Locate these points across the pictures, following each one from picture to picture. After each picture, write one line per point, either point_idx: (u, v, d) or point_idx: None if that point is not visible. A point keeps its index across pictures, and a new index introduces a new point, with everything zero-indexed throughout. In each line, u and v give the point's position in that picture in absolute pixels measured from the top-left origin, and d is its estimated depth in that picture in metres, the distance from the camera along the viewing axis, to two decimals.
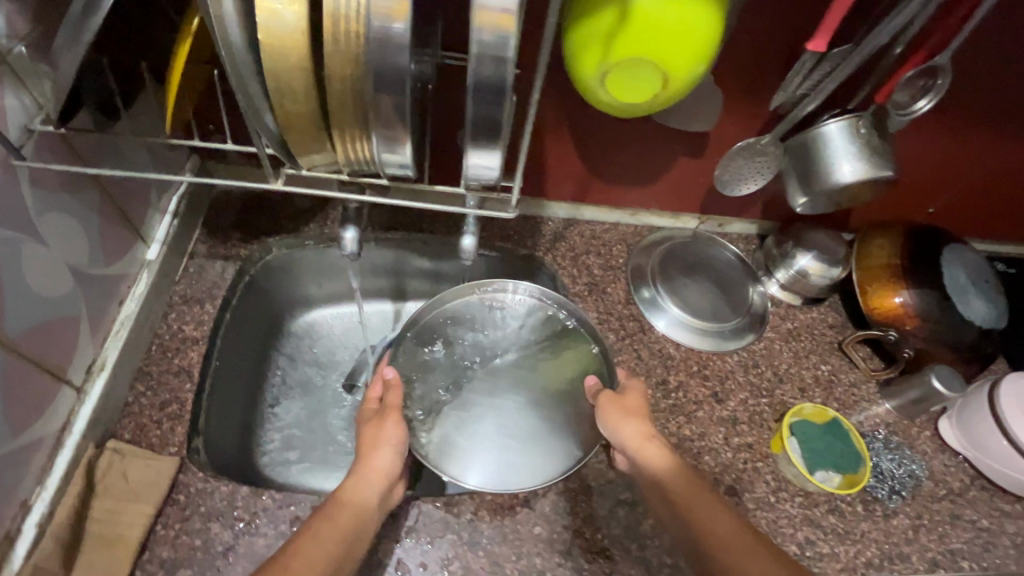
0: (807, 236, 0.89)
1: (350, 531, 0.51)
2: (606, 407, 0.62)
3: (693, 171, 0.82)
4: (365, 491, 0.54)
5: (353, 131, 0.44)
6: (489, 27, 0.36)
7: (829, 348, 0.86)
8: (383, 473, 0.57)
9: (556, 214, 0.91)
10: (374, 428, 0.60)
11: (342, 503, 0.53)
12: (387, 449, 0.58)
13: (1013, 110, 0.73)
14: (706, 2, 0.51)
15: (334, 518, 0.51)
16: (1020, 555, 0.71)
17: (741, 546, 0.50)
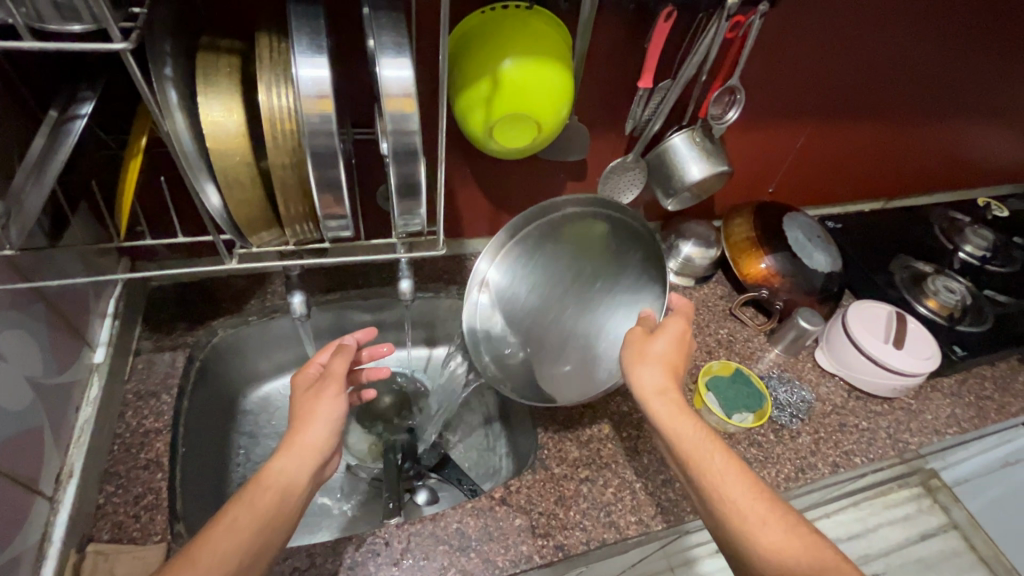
0: (684, 228, 1.07)
1: (271, 509, 0.56)
2: (636, 352, 0.69)
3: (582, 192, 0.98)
4: (294, 470, 0.60)
5: (297, 207, 0.53)
6: (396, 106, 0.47)
7: (723, 315, 1.04)
8: (314, 448, 0.63)
9: (477, 250, 1.04)
10: (311, 402, 0.66)
11: (268, 485, 0.58)
12: (320, 424, 0.64)
13: (795, 107, 0.98)
14: (556, 62, 0.65)
15: (257, 496, 0.56)
16: (896, 442, 0.90)
17: (739, 492, 0.58)
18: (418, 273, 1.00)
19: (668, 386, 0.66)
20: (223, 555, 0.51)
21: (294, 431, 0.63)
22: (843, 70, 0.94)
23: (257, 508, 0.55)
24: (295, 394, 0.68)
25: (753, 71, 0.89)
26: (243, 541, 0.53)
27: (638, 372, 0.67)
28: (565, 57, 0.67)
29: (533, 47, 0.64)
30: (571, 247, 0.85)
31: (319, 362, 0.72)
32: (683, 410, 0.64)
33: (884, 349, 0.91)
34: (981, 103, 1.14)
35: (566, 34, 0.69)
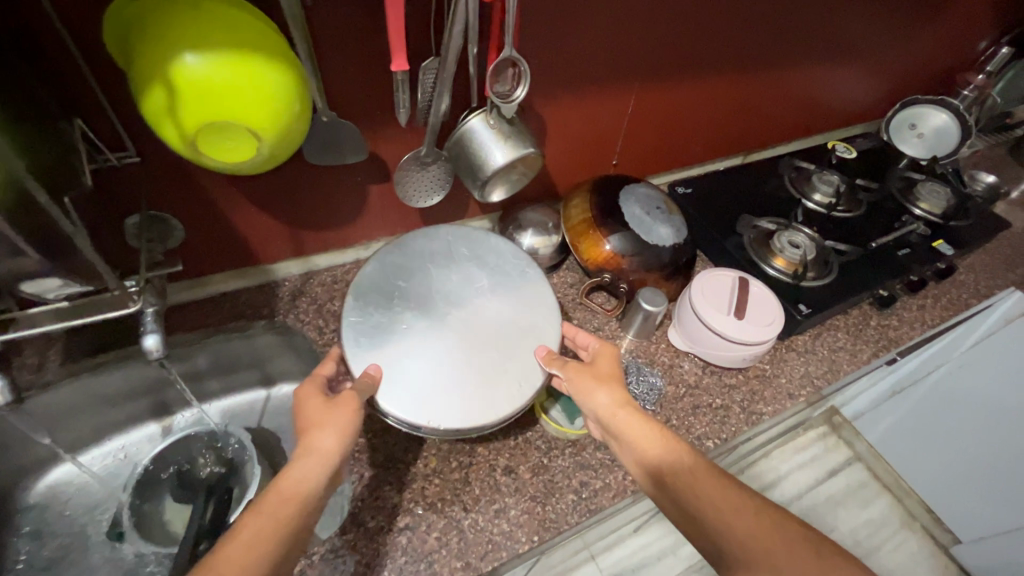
0: (522, 218, 0.99)
1: (293, 513, 0.55)
2: (581, 391, 0.71)
3: (390, 194, 0.87)
4: (312, 478, 0.58)
5: None
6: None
7: (572, 305, 0.97)
8: (328, 455, 0.60)
9: (289, 273, 0.92)
10: (325, 411, 0.63)
11: (284, 494, 0.56)
12: (330, 432, 0.61)
13: (612, 72, 0.90)
14: (258, 55, 0.53)
15: (275, 505, 0.55)
16: (749, 415, 0.86)
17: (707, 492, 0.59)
18: (218, 311, 0.87)
19: (619, 407, 0.69)
20: (249, 558, 0.50)
21: (305, 441, 0.60)
22: (652, 27, 0.87)
23: (279, 514, 0.54)
24: (308, 399, 0.65)
25: (547, 38, 0.79)
26: (263, 552, 0.51)
27: (588, 404, 0.71)
28: (273, 46, 0.55)
29: (213, 36, 0.51)
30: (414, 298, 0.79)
31: (325, 373, 0.70)
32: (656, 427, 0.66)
33: (728, 321, 0.86)
34: (806, 48, 1.12)
35: (270, 21, 0.56)
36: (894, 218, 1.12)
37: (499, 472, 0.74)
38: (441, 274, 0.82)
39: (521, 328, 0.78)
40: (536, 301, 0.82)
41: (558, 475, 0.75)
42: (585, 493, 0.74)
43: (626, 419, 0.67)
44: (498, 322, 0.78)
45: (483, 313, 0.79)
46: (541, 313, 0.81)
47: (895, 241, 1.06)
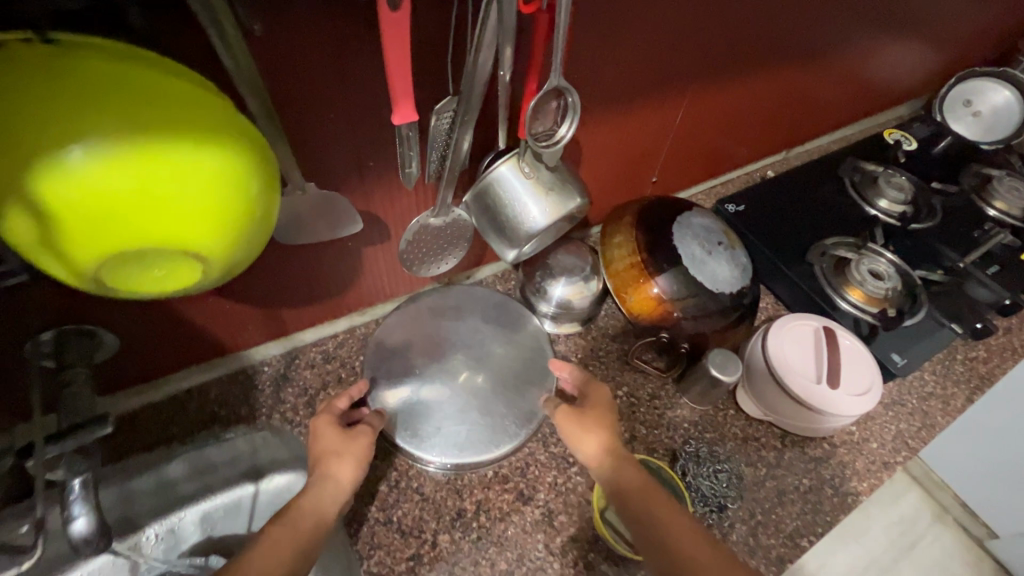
0: (551, 262, 0.80)
1: (308, 534, 0.50)
2: (571, 440, 0.62)
3: (391, 256, 0.68)
4: (328, 501, 0.53)
5: None
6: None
7: (619, 366, 0.80)
8: (343, 487, 0.55)
9: (270, 354, 0.73)
10: (344, 436, 0.59)
11: (303, 508, 0.51)
12: (351, 461, 0.57)
13: (663, 80, 0.71)
14: (191, 146, 0.33)
15: (294, 520, 0.50)
16: (844, 498, 0.71)
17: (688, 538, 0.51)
18: (179, 416, 0.68)
19: (607, 459, 0.59)
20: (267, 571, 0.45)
21: (323, 464, 0.56)
22: (713, 17, 0.67)
23: (293, 535, 0.49)
24: (325, 429, 0.60)
25: (591, 50, 0.60)
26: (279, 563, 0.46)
27: (578, 454, 0.61)
28: (219, 124, 0.35)
29: (91, 121, 0.30)
30: (420, 342, 0.74)
31: (339, 407, 0.64)
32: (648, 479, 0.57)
33: (818, 388, 0.70)
34: (873, 22, 0.92)
35: (189, 70, 0.35)
36: (973, 226, 0.97)
37: None
38: (443, 322, 0.76)
39: (522, 372, 0.74)
40: (535, 353, 0.76)
41: None
42: None
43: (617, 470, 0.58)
44: (508, 374, 0.74)
45: (484, 362, 0.74)
46: (540, 365, 0.75)
47: (982, 258, 0.91)
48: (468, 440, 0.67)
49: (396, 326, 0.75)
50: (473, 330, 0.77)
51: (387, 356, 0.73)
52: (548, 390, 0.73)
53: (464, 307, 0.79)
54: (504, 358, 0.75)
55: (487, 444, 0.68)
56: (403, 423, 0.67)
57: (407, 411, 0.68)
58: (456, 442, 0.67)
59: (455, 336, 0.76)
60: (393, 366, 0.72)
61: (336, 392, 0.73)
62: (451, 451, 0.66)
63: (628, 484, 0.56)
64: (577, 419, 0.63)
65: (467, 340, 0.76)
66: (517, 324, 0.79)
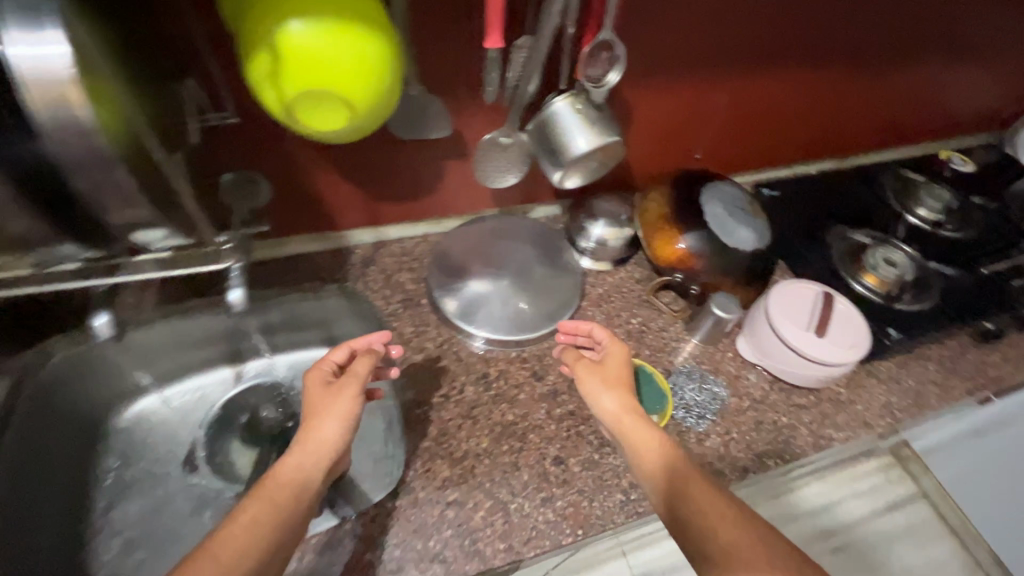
0: (595, 206, 0.96)
1: (288, 502, 0.55)
2: (592, 394, 0.70)
3: (467, 172, 0.87)
4: (305, 467, 0.58)
5: None
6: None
7: (637, 302, 0.94)
8: (328, 445, 0.60)
9: (362, 241, 0.94)
10: (329, 399, 0.63)
11: (282, 479, 0.56)
12: (334, 420, 0.61)
13: (709, 62, 0.85)
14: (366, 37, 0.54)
15: (272, 493, 0.55)
16: (817, 439, 0.80)
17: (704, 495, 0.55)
18: (292, 271, 0.90)
19: (625, 414, 0.66)
20: (244, 542, 0.50)
21: (309, 427, 0.60)
22: (757, 13, 0.81)
23: (273, 504, 0.54)
24: (312, 389, 0.65)
25: (645, 24, 0.76)
26: (261, 535, 0.51)
27: (594, 408, 0.69)
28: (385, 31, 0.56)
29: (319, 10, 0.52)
30: (477, 251, 0.93)
31: (332, 361, 0.69)
32: (663, 441, 0.62)
33: (807, 337, 0.80)
34: (932, 43, 1.00)
35: None
36: (1009, 243, 1.01)
37: (548, 461, 0.74)
38: (497, 240, 0.95)
39: (553, 286, 0.91)
40: (567, 277, 0.93)
41: (606, 473, 0.74)
42: (633, 496, 0.72)
43: (633, 427, 0.64)
44: (542, 287, 0.91)
45: (524, 275, 0.92)
46: (569, 286, 0.92)
47: (1011, 269, 0.97)
48: (502, 323, 0.85)
49: (460, 235, 0.95)
50: (520, 249, 0.95)
51: (450, 255, 0.92)
52: (573, 306, 0.90)
53: (516, 231, 0.96)
54: (542, 276, 0.92)
55: (516, 329, 0.85)
56: (454, 301, 0.87)
57: (458, 296, 0.88)
58: (493, 322, 0.85)
59: (504, 252, 0.94)
60: (453, 263, 0.92)
61: (406, 276, 0.92)
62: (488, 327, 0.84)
63: (639, 445, 0.62)
64: (598, 373, 0.71)
65: (514, 256, 0.94)
66: (555, 252, 0.96)
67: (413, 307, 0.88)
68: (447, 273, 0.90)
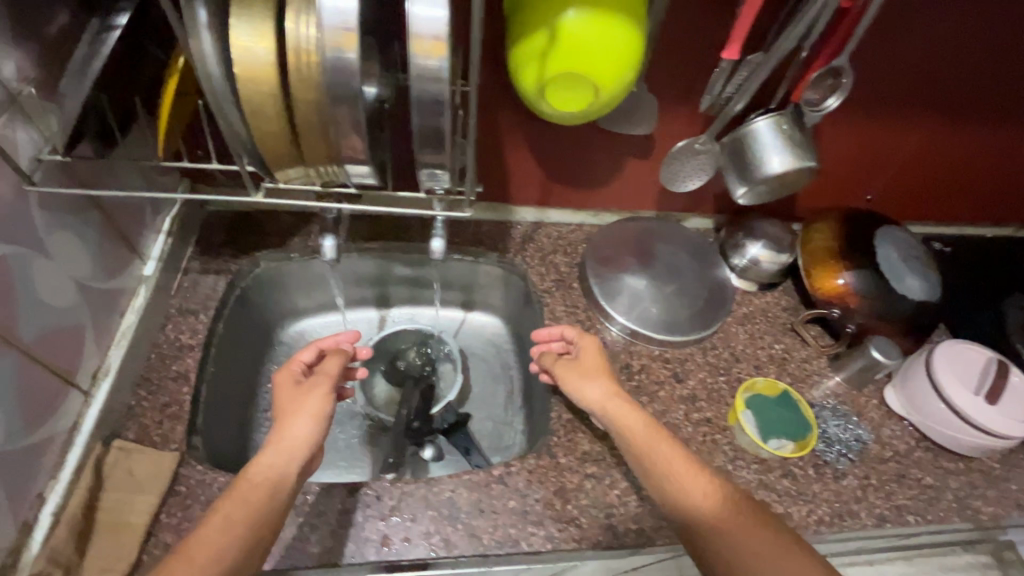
0: (756, 227, 0.97)
1: (259, 502, 0.59)
2: (574, 390, 0.74)
3: (644, 172, 0.90)
4: (285, 464, 0.63)
5: (323, 158, 0.53)
6: (335, 42, 0.43)
7: (782, 329, 0.93)
8: (301, 443, 0.66)
9: (524, 218, 1.00)
10: (299, 400, 0.69)
11: (256, 480, 0.61)
12: (307, 417, 0.67)
13: (918, 102, 0.82)
14: (621, 19, 0.59)
15: (245, 492, 0.59)
16: (962, 507, 0.77)
17: (713, 510, 0.58)
18: (460, 233, 0.97)
19: (609, 400, 0.71)
20: (220, 541, 0.55)
21: (282, 427, 0.66)
22: (989, 60, 0.77)
23: (247, 504, 0.58)
24: (282, 390, 0.71)
25: (868, 54, 0.75)
26: (235, 536, 0.56)
27: (580, 400, 0.73)
28: (638, 18, 0.60)
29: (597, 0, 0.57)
30: (632, 249, 0.97)
31: (301, 360, 0.76)
32: (647, 421, 0.68)
33: (973, 401, 0.77)
34: None
35: None
36: None
37: None
38: (653, 241, 0.98)
39: (704, 300, 0.93)
40: (718, 289, 0.95)
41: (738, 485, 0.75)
42: None
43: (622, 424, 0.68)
44: (694, 294, 0.94)
45: (675, 280, 0.95)
46: (719, 298, 0.94)
47: None
48: (649, 322, 0.89)
49: (617, 230, 0.99)
50: (674, 254, 0.98)
51: (606, 247, 0.97)
52: (722, 318, 0.92)
53: (673, 236, 0.99)
54: (693, 283, 0.95)
55: (664, 330, 0.88)
56: (606, 294, 0.91)
57: (610, 289, 0.92)
58: (643, 320, 0.89)
59: (660, 254, 0.97)
60: (610, 255, 0.96)
61: (561, 258, 0.97)
62: (636, 325, 0.88)
63: (631, 427, 0.67)
64: (574, 370, 0.75)
65: (667, 261, 0.97)
66: (708, 263, 0.98)
67: (565, 288, 0.93)
68: (602, 264, 0.95)
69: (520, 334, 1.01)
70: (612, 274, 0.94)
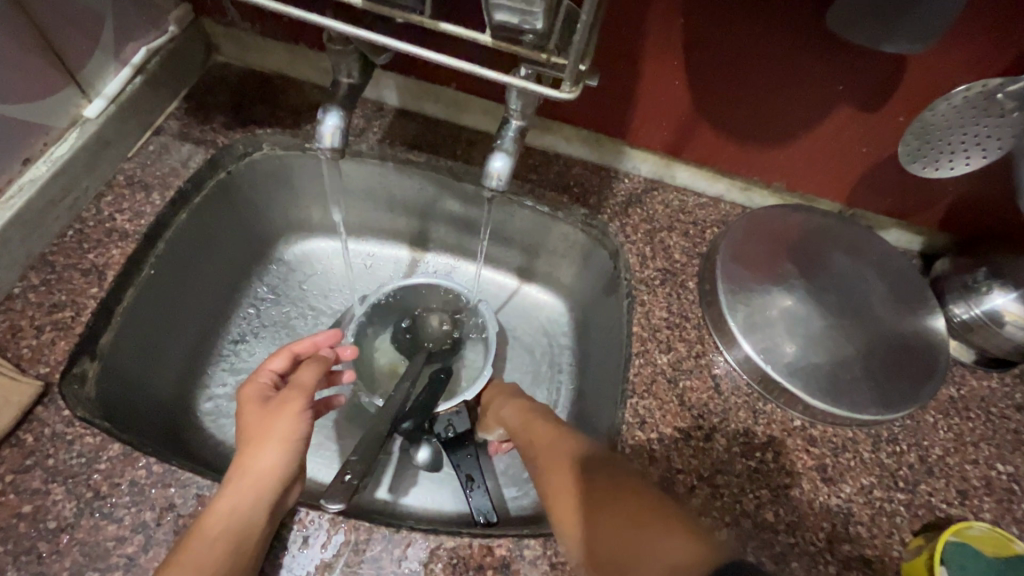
0: (1015, 262, 0.57)
1: (218, 568, 0.38)
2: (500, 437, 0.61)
3: (857, 132, 0.56)
4: (247, 509, 0.40)
5: None
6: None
7: (1015, 441, 0.57)
8: (271, 478, 0.42)
9: (637, 171, 0.67)
10: (262, 422, 0.44)
11: (211, 531, 0.39)
12: (274, 444, 0.43)
13: None
14: None
15: (198, 557, 0.38)
16: None
17: (558, 450, 0.49)
18: (539, 171, 0.67)
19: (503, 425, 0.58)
20: None
21: (238, 459, 0.42)
22: None
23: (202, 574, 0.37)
24: (241, 414, 0.46)
25: None
26: None
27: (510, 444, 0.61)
28: None
29: None
30: (798, 255, 0.62)
31: (271, 370, 0.50)
32: (527, 415, 0.55)
33: None
34: None
35: None
36: None
37: None
38: (835, 250, 0.62)
39: (901, 362, 0.57)
40: (925, 350, 0.58)
41: None
42: None
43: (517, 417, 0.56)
44: (885, 347, 0.58)
45: (858, 316, 0.59)
46: (923, 364, 0.58)
47: None
48: (801, 371, 0.56)
49: (779, 219, 0.64)
50: (863, 276, 0.62)
51: (756, 241, 0.62)
52: (922, 398, 0.56)
53: (864, 248, 0.63)
54: (888, 331, 0.59)
55: (822, 392, 0.55)
56: (741, 308, 0.58)
57: (749, 306, 0.58)
58: (792, 367, 0.56)
59: (840, 272, 0.61)
60: (761, 257, 0.61)
61: (677, 241, 0.64)
62: (775, 368, 0.55)
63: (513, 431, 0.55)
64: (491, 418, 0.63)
65: (850, 284, 0.61)
66: (917, 302, 0.61)
67: (674, 286, 0.61)
68: (746, 268, 0.61)
69: (586, 332, 0.70)
70: (760, 288, 0.59)
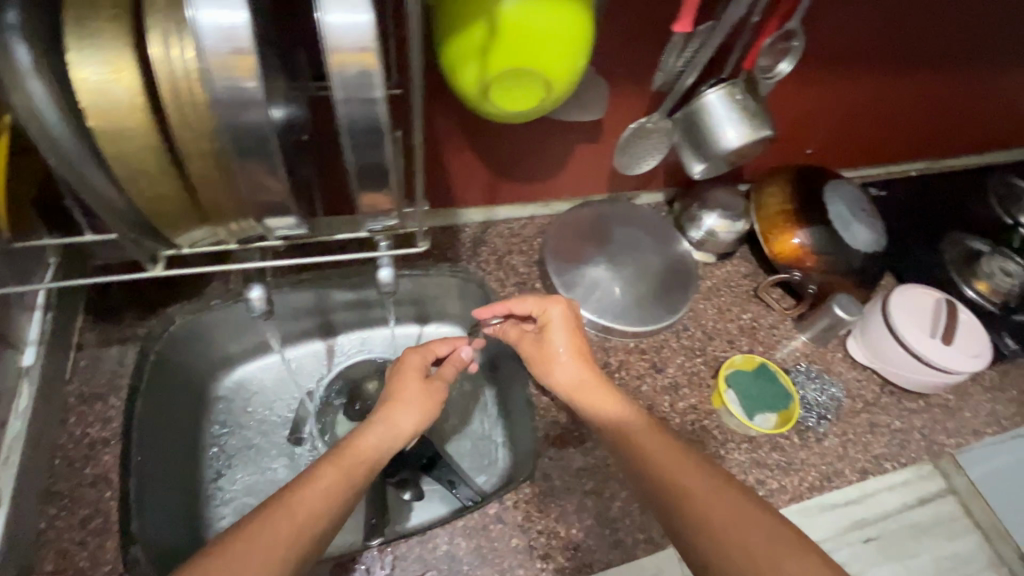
0: (708, 197, 0.93)
1: (356, 481, 0.54)
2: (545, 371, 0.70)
3: (593, 155, 0.85)
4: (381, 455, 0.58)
5: (237, 219, 0.43)
6: (225, 71, 0.34)
7: (747, 297, 0.93)
8: (403, 434, 0.61)
9: (471, 220, 0.91)
10: (422, 388, 0.64)
11: (358, 451, 0.57)
12: (416, 411, 0.63)
13: (859, 50, 0.80)
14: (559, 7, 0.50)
15: (348, 465, 0.55)
16: (928, 445, 0.82)
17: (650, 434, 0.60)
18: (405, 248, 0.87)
19: (574, 362, 0.69)
20: (314, 512, 0.49)
21: (391, 413, 0.61)
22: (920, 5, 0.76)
23: (346, 478, 0.54)
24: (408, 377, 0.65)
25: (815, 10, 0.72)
26: (336, 504, 0.51)
27: (548, 378, 0.70)
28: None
29: None
30: (591, 237, 0.91)
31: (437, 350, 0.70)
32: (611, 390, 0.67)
33: (932, 344, 0.81)
34: None
35: None
36: None
37: None
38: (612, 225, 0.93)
39: (672, 279, 0.90)
40: (682, 264, 0.91)
41: (733, 467, 0.76)
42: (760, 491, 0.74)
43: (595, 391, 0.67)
44: (660, 274, 0.90)
45: (639, 261, 0.90)
46: (684, 273, 0.91)
47: None
48: (620, 312, 0.85)
49: (573, 217, 0.92)
50: (634, 235, 0.93)
51: (563, 238, 0.90)
52: (692, 294, 0.89)
53: (629, 215, 0.94)
54: (658, 263, 0.91)
55: (638, 320, 0.85)
56: (570, 291, 0.85)
57: (575, 288, 0.86)
58: (617, 313, 0.84)
59: (620, 237, 0.92)
60: (571, 248, 0.90)
61: (517, 259, 0.89)
62: (609, 318, 0.84)
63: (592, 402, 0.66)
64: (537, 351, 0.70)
65: (628, 243, 0.92)
66: (668, 238, 0.94)
67: (528, 291, 0.87)
68: (562, 259, 0.88)
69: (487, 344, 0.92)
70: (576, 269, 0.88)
